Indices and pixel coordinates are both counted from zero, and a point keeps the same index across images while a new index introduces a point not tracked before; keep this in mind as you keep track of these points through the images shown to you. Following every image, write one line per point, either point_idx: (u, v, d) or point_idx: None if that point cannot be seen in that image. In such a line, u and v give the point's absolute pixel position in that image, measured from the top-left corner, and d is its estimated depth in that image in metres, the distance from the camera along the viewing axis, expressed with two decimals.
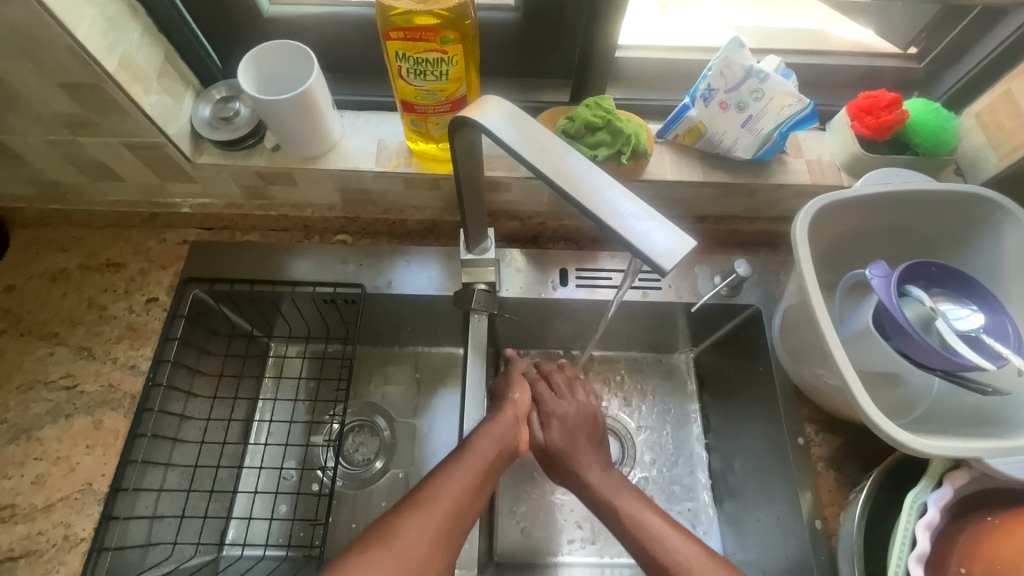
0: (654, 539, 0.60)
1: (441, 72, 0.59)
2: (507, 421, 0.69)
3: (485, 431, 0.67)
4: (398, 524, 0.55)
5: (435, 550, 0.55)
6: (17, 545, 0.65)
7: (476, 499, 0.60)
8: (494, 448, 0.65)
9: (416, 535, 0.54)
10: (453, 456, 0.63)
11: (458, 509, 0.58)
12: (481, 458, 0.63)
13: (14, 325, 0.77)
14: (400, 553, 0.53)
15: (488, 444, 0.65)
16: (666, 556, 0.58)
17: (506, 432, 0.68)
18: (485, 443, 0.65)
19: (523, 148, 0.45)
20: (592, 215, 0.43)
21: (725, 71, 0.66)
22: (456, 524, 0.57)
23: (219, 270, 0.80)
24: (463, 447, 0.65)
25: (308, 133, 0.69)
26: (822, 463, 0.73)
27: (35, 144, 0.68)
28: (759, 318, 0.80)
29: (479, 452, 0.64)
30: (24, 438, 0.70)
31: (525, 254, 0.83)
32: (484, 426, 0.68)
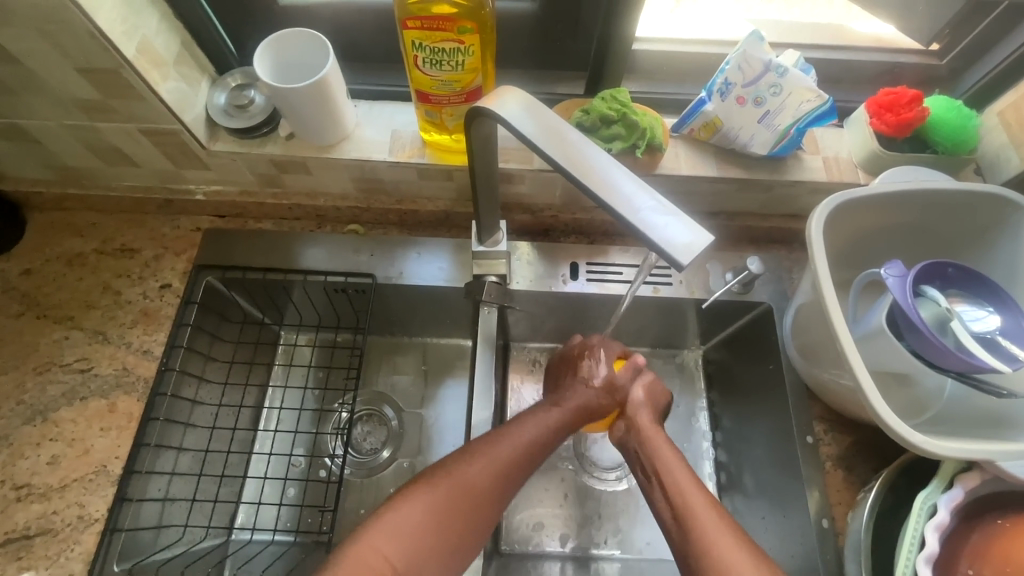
0: (690, 506, 0.55)
1: (457, 62, 0.59)
2: (580, 398, 0.68)
3: (559, 402, 0.67)
4: (458, 465, 0.58)
5: (488, 494, 0.58)
6: (34, 523, 0.66)
7: (533, 459, 0.62)
8: (560, 420, 0.66)
9: (473, 478, 0.57)
10: (524, 414, 0.65)
11: (516, 465, 0.60)
12: (548, 424, 0.65)
13: (30, 308, 0.78)
14: (456, 492, 0.56)
15: (554, 414, 0.66)
16: (696, 530, 0.53)
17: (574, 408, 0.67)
18: (552, 413, 0.66)
19: (542, 138, 0.45)
20: (608, 206, 0.42)
21: (744, 65, 0.66)
22: (513, 475, 0.60)
23: (231, 257, 0.81)
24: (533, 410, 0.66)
25: (322, 122, 0.69)
26: (831, 462, 0.73)
27: (52, 129, 0.69)
28: (771, 315, 0.80)
29: (545, 418, 0.65)
30: (40, 419, 0.71)
31: (536, 246, 0.83)
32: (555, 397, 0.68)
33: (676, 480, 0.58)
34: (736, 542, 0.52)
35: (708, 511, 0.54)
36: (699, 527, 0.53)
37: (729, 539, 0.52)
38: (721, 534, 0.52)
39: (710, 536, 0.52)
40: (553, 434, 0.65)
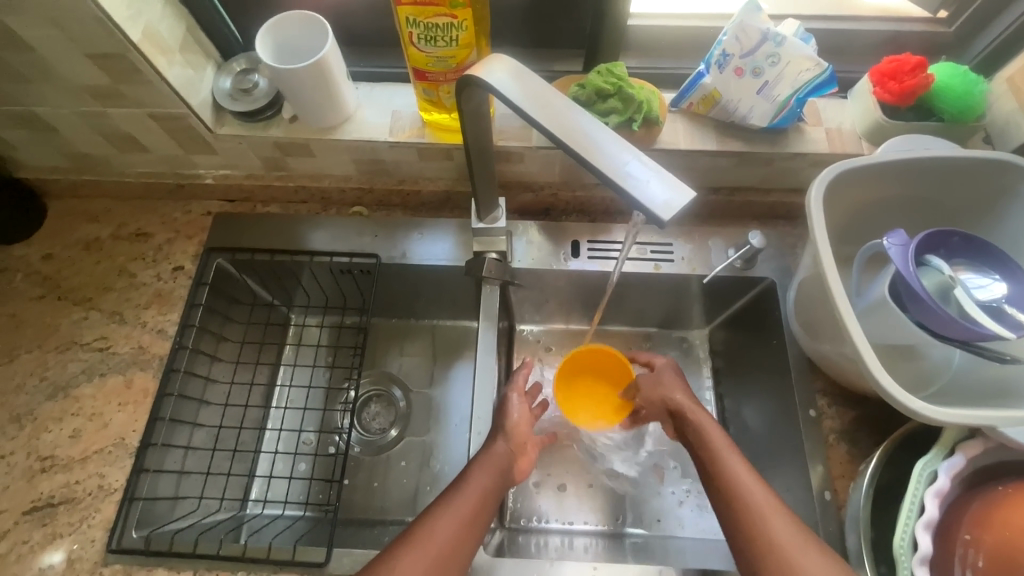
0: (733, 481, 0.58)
1: (451, 38, 0.60)
2: (502, 453, 0.65)
3: (484, 456, 0.64)
4: (390, 563, 0.53)
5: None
6: (57, 492, 0.69)
7: (475, 531, 0.57)
8: (490, 481, 0.61)
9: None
10: (450, 487, 0.60)
11: (455, 544, 0.55)
12: (478, 489, 0.60)
13: (51, 291, 0.81)
14: None
15: (487, 473, 0.62)
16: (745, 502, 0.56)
17: (504, 461, 0.64)
18: (481, 476, 0.61)
19: (528, 103, 0.45)
20: (595, 168, 0.43)
21: (740, 36, 0.65)
22: (452, 560, 0.55)
23: (240, 239, 0.83)
24: (459, 481, 0.61)
25: (323, 104, 0.71)
26: (834, 436, 0.72)
27: (67, 116, 0.72)
28: (774, 291, 0.79)
29: (474, 485, 0.60)
30: (62, 395, 0.75)
31: (538, 226, 0.84)
32: (482, 456, 0.64)
33: (720, 461, 0.60)
34: (779, 510, 0.55)
35: (754, 481, 0.58)
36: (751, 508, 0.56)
37: (778, 512, 0.55)
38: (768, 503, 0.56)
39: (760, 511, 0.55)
40: (487, 502, 0.60)
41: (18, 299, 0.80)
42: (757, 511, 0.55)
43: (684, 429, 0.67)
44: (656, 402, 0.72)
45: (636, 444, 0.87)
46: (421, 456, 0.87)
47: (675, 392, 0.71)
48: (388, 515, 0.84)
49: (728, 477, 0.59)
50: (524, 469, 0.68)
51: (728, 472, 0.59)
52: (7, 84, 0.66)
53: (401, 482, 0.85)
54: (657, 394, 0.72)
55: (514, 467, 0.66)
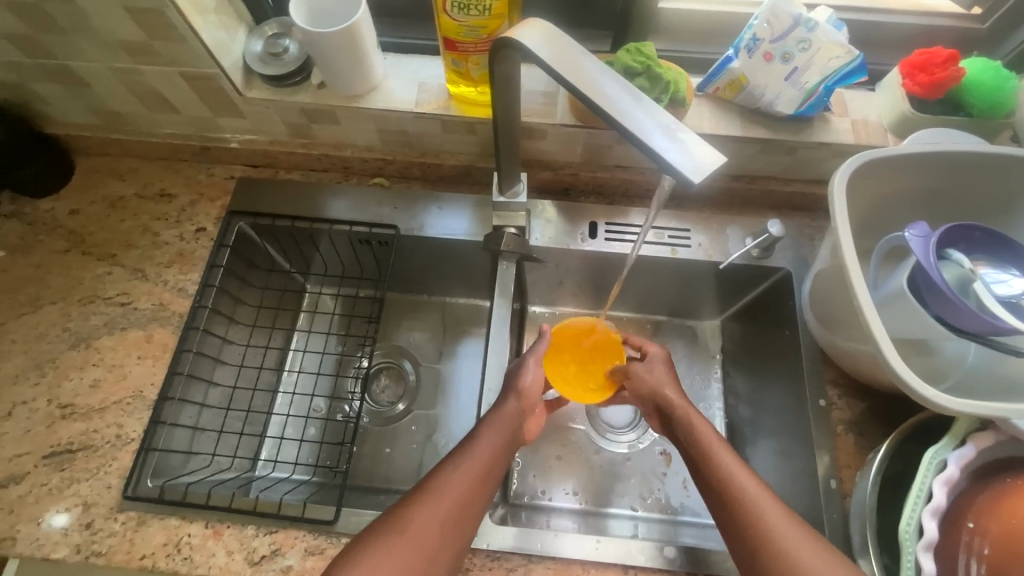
0: (723, 470, 0.57)
1: (484, 7, 0.60)
2: (514, 411, 0.65)
3: (496, 416, 0.64)
4: (404, 514, 0.54)
5: (443, 544, 0.53)
6: (76, 439, 0.71)
7: (486, 486, 0.58)
8: (499, 439, 0.62)
9: (422, 528, 0.53)
10: (459, 446, 0.61)
11: (466, 500, 0.56)
12: (488, 450, 0.60)
13: (77, 245, 0.83)
14: (408, 543, 0.52)
15: (496, 433, 0.62)
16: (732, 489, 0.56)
17: (514, 421, 0.64)
18: (491, 434, 0.62)
19: (565, 56, 0.46)
20: (624, 129, 0.44)
21: (771, 20, 0.65)
22: (464, 518, 0.55)
23: (262, 203, 0.84)
24: (469, 439, 0.62)
25: (352, 71, 0.72)
26: (842, 426, 0.72)
27: (102, 72, 0.73)
28: (790, 281, 0.80)
29: (483, 445, 0.61)
30: (83, 345, 0.76)
31: (555, 205, 0.84)
32: (491, 416, 0.64)
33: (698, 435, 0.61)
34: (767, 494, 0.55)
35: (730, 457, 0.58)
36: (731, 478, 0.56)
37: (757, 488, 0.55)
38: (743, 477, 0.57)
39: (752, 500, 0.54)
40: (495, 464, 0.60)
41: (44, 251, 0.82)
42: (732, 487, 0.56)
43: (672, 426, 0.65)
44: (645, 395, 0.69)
45: (643, 429, 0.88)
46: (429, 427, 0.88)
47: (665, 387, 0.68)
48: (394, 483, 0.85)
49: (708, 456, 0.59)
50: (530, 429, 0.69)
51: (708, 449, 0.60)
52: (45, 35, 0.67)
53: (409, 449, 0.87)
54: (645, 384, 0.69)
55: (521, 428, 0.67)
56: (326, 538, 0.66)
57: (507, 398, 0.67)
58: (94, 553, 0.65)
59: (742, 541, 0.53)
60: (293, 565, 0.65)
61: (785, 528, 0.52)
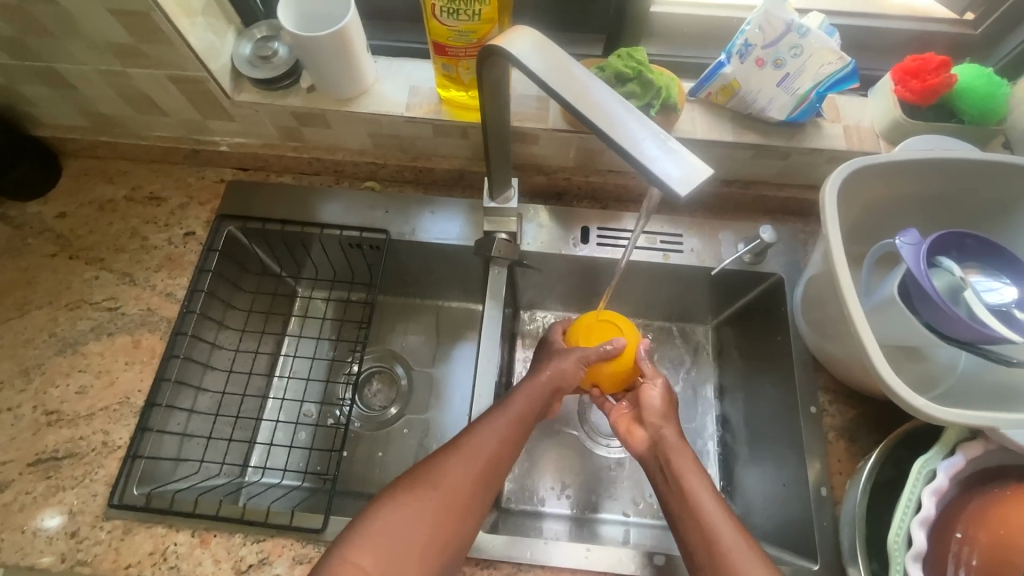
0: (698, 504, 0.58)
1: (474, 12, 0.59)
2: (546, 378, 0.66)
3: (524, 387, 0.65)
4: (438, 467, 0.57)
5: (475, 495, 0.57)
6: (62, 446, 0.70)
7: (519, 441, 0.61)
8: (530, 404, 0.64)
9: (456, 478, 0.57)
10: (493, 407, 0.63)
11: (499, 454, 0.59)
12: (517, 412, 0.62)
13: (65, 249, 0.82)
14: (442, 493, 0.56)
15: (529, 398, 0.64)
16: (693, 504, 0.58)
17: (545, 391, 0.65)
18: (522, 399, 0.64)
19: (558, 65, 0.46)
20: (612, 141, 0.43)
21: (764, 25, 0.65)
22: (496, 472, 0.59)
23: (251, 206, 0.84)
24: (501, 401, 0.64)
25: (342, 74, 0.71)
26: (834, 432, 0.72)
27: (89, 74, 0.72)
28: (783, 286, 0.79)
29: (514, 409, 0.63)
30: (71, 350, 0.75)
31: (548, 210, 0.84)
32: (524, 384, 0.66)
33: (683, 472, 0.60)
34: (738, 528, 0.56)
35: (707, 495, 0.58)
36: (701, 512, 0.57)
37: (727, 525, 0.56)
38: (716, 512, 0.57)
39: (718, 534, 0.55)
40: (524, 424, 0.62)
41: (31, 255, 0.81)
42: (701, 521, 0.57)
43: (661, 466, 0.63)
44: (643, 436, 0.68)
45: None
46: (421, 432, 0.88)
47: (666, 425, 0.66)
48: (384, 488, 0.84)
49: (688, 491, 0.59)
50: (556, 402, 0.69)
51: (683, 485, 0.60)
52: (30, 37, 0.66)
53: (400, 454, 0.86)
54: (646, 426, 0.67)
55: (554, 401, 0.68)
56: (315, 546, 0.65)
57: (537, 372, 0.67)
58: (79, 562, 0.65)
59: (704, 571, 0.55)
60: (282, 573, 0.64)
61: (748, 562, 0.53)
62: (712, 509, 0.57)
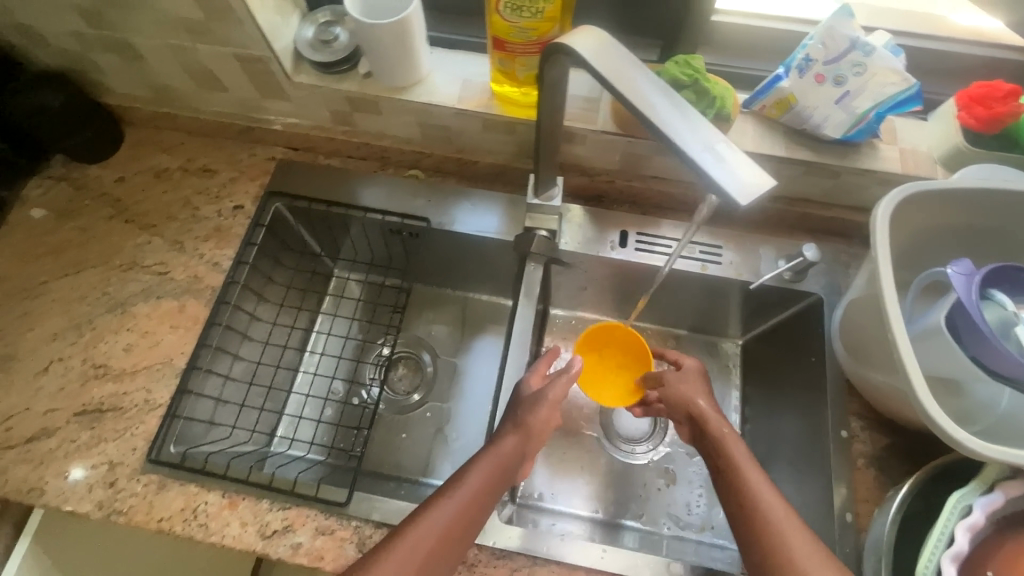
0: (744, 478, 0.59)
1: (538, 10, 0.60)
2: (509, 449, 0.64)
3: (481, 459, 0.62)
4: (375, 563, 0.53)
5: None
6: (106, 399, 0.73)
7: (471, 524, 0.58)
8: (488, 477, 0.61)
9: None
10: (448, 484, 0.60)
11: (444, 543, 0.56)
12: (472, 490, 0.59)
13: (121, 213, 0.85)
14: None
15: (484, 471, 0.61)
16: (738, 477, 0.59)
17: (505, 464, 0.63)
18: (479, 472, 0.61)
19: (622, 69, 0.46)
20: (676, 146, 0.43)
21: (827, 41, 0.64)
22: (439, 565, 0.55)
23: (298, 185, 0.86)
24: (457, 477, 0.61)
25: (399, 63, 0.72)
26: (863, 459, 0.70)
27: (158, 47, 0.75)
28: (821, 307, 0.78)
29: (470, 486, 0.60)
30: (119, 310, 0.79)
31: (587, 212, 0.84)
32: (485, 450, 0.64)
33: (723, 444, 0.63)
34: (789, 512, 0.55)
35: (755, 469, 0.59)
36: (750, 485, 0.58)
37: (778, 503, 0.56)
38: (764, 488, 0.58)
39: (763, 504, 0.56)
40: (479, 505, 0.59)
41: (89, 216, 0.85)
42: (746, 491, 0.58)
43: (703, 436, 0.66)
44: (678, 402, 0.71)
45: (655, 441, 0.87)
46: (443, 421, 0.89)
47: (696, 396, 0.69)
48: (402, 470, 0.86)
49: (732, 461, 0.61)
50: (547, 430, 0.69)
51: (733, 462, 0.61)
52: (109, 9, 0.69)
53: (421, 440, 0.88)
54: (678, 394, 0.71)
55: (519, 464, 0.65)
56: (337, 519, 0.67)
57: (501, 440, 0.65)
58: (115, 511, 0.68)
59: (751, 554, 0.55)
60: (303, 543, 0.66)
61: (801, 546, 0.53)
62: (767, 495, 0.57)
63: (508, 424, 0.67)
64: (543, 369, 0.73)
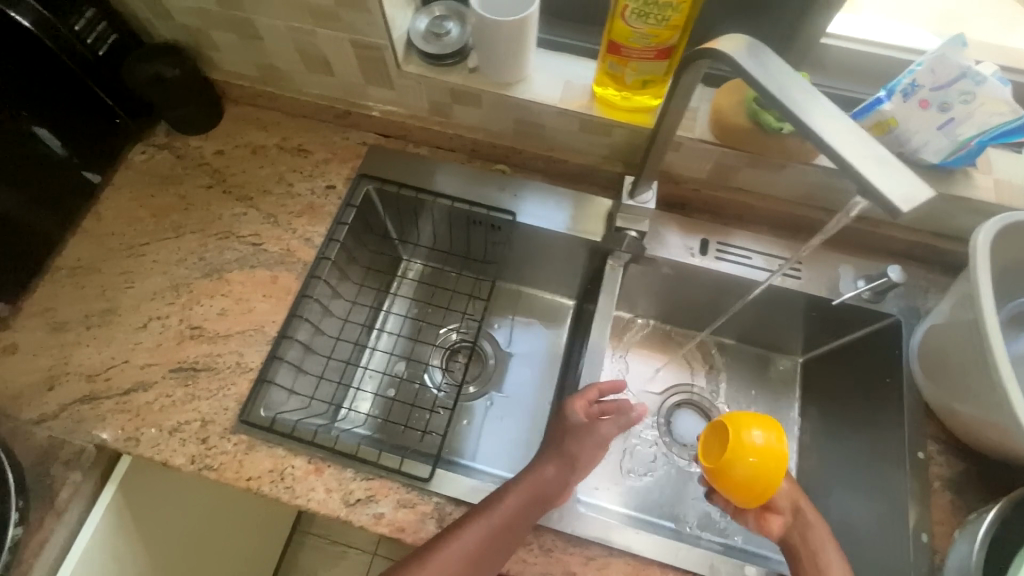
0: None
1: (663, 17, 0.62)
2: (547, 476, 0.66)
3: (518, 482, 0.65)
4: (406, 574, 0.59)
5: None
6: (201, 359, 0.76)
7: (500, 547, 0.61)
8: (523, 502, 0.64)
9: None
10: (484, 503, 0.64)
11: (471, 563, 0.59)
12: (504, 514, 0.62)
13: (219, 183, 0.89)
14: None
15: (520, 495, 0.64)
16: None
17: (541, 490, 0.65)
18: (516, 496, 0.64)
19: (778, 80, 0.47)
20: (835, 155, 0.44)
21: (936, 68, 0.65)
22: None
23: (390, 170, 0.89)
24: (494, 498, 0.64)
25: (509, 61, 0.75)
26: (939, 483, 0.71)
27: (279, 29, 0.79)
28: (899, 329, 0.79)
29: (502, 509, 0.63)
30: (216, 275, 0.82)
31: (668, 218, 0.86)
32: (525, 474, 0.66)
33: (822, 550, 0.64)
34: None
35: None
36: None
37: None
38: None
39: None
40: (510, 530, 0.62)
41: (189, 184, 0.89)
42: None
43: (796, 537, 0.66)
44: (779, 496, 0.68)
45: None
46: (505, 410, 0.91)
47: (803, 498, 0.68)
48: (465, 455, 0.87)
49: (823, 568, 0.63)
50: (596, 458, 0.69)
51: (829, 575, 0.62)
52: None
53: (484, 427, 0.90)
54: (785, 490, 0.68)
55: (561, 489, 0.66)
56: (418, 494, 0.69)
57: (541, 464, 0.67)
58: (207, 467, 0.70)
59: None
60: (386, 513, 0.68)
61: None
62: None
63: (550, 453, 0.68)
64: (591, 396, 0.71)
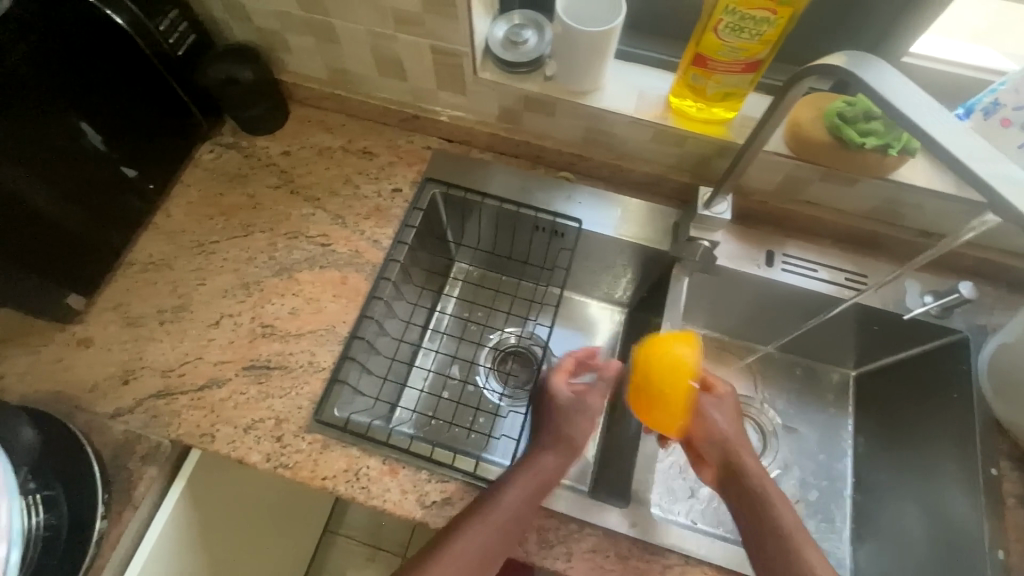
0: (777, 528, 0.63)
1: (757, 32, 0.63)
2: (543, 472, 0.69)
3: (517, 473, 0.68)
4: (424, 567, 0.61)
5: None
6: (274, 357, 0.77)
7: (507, 534, 0.63)
8: (528, 494, 0.66)
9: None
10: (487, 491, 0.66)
11: (484, 549, 0.62)
12: (510, 504, 0.65)
13: (287, 183, 0.90)
14: None
15: (519, 486, 0.66)
16: (771, 528, 0.63)
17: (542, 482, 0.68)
18: (520, 489, 0.66)
19: (907, 96, 0.48)
20: (969, 173, 0.45)
21: (1021, 87, 0.66)
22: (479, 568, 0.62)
23: (456, 175, 0.90)
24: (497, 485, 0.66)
25: (588, 70, 0.76)
26: (1013, 500, 0.71)
27: (359, 33, 0.80)
28: (967, 346, 0.78)
29: (509, 499, 0.65)
30: (286, 274, 0.83)
31: (736, 229, 0.86)
32: (525, 466, 0.69)
33: (762, 496, 0.66)
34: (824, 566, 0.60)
35: (791, 520, 0.64)
36: (790, 536, 0.62)
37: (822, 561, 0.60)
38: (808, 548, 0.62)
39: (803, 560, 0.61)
40: (514, 518, 0.64)
41: (256, 183, 0.90)
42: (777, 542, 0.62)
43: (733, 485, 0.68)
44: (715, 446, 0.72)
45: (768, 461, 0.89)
46: None
47: (741, 447, 0.71)
48: None
49: (769, 510, 0.65)
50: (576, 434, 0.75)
51: (758, 511, 0.65)
52: None
53: None
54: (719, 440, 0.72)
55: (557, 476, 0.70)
56: None
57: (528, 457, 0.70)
58: (282, 464, 0.71)
59: None
60: None
61: None
62: (802, 546, 0.61)
63: (554, 445, 0.72)
64: (568, 369, 0.80)
